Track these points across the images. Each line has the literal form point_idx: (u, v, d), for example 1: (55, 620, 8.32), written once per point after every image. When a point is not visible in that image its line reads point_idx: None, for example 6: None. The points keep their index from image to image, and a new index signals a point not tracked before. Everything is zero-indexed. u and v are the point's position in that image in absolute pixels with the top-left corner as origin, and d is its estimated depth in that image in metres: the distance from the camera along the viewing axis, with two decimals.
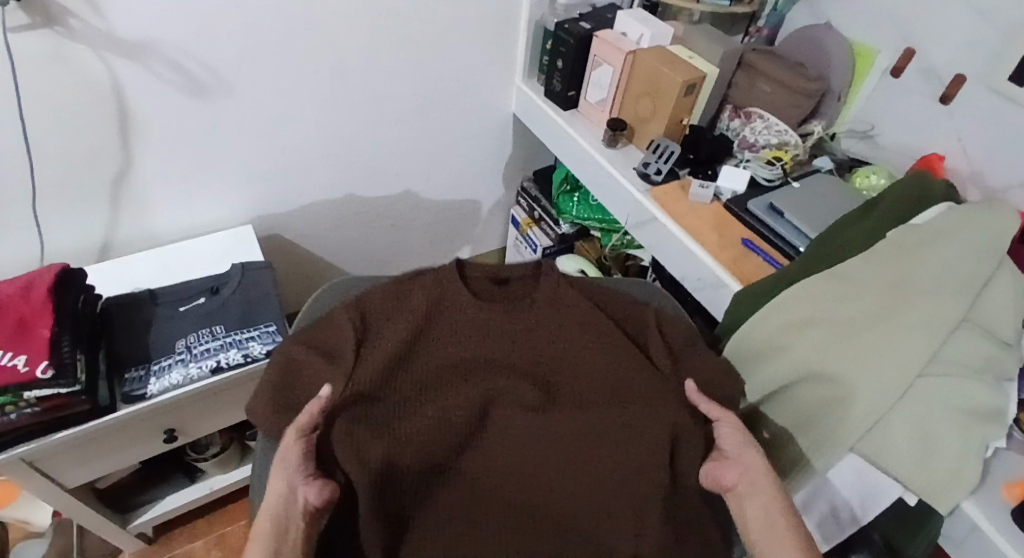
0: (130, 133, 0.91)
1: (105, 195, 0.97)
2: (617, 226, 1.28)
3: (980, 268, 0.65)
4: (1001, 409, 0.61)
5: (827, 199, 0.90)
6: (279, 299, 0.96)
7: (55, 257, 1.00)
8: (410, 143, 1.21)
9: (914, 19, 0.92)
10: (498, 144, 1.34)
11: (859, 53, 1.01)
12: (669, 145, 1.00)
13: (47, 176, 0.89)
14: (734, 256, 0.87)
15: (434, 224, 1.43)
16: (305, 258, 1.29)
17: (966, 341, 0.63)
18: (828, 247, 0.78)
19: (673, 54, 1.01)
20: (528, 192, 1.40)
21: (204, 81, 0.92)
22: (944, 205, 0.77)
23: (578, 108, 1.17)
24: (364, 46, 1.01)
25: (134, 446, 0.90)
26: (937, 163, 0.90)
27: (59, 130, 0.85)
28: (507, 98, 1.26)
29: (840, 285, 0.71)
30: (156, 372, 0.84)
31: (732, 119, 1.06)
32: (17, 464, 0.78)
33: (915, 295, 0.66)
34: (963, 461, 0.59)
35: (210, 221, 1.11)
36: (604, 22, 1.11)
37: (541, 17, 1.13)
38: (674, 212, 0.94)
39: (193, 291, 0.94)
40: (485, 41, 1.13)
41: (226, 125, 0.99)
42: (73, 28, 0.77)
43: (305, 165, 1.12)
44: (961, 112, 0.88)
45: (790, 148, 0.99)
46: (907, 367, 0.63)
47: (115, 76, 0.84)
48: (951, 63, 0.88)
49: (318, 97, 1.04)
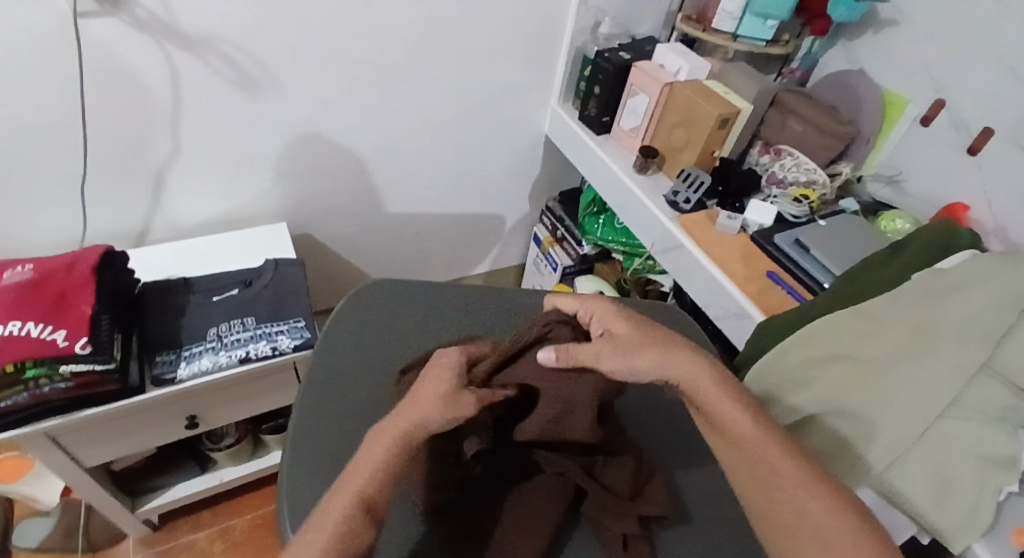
0: (180, 122, 0.94)
1: (151, 182, 1.00)
2: (640, 251, 1.30)
3: (1006, 315, 0.66)
4: (1019, 457, 0.61)
5: (851, 239, 0.92)
6: (309, 296, 0.97)
7: (94, 237, 1.02)
8: (444, 155, 1.24)
9: (945, 72, 0.95)
10: (529, 164, 1.37)
11: (891, 101, 1.03)
12: (699, 175, 1.02)
13: (96, 157, 0.92)
14: (758, 288, 0.89)
15: (458, 235, 1.45)
16: (331, 258, 1.32)
17: (988, 388, 0.63)
18: (852, 285, 0.80)
19: (709, 89, 1.04)
20: (553, 211, 1.43)
21: (257, 78, 0.95)
22: (969, 252, 0.78)
23: (611, 134, 1.20)
24: (413, 61, 1.05)
25: (157, 429, 0.91)
26: (961, 212, 0.91)
27: (115, 114, 0.89)
28: (542, 119, 1.29)
29: (862, 321, 0.72)
30: (186, 357, 0.86)
31: (762, 155, 1.09)
32: (41, 438, 0.80)
33: (941, 338, 0.67)
34: (976, 503, 0.60)
35: (246, 216, 1.14)
36: (644, 53, 1.14)
37: (582, 44, 1.16)
38: (700, 240, 0.96)
39: (227, 281, 0.96)
40: (526, 64, 1.17)
41: (273, 125, 1.03)
42: (139, 18, 0.81)
43: (343, 169, 1.16)
44: (988, 163, 0.90)
45: (818, 187, 1.02)
46: (926, 412, 0.63)
47: (174, 67, 0.88)
48: (979, 117, 0.91)
49: (362, 102, 1.07)
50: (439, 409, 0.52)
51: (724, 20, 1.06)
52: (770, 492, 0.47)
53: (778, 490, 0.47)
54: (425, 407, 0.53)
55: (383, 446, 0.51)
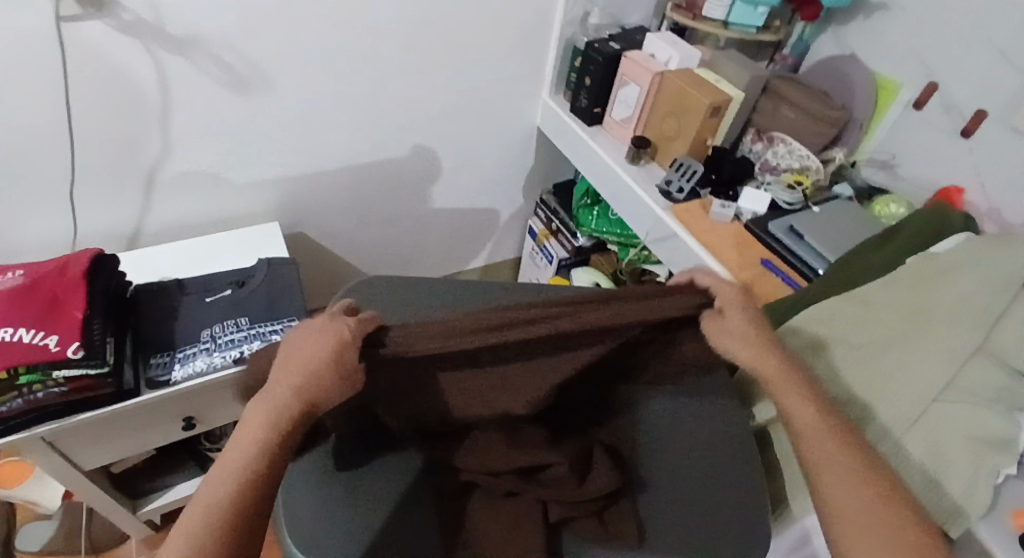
0: (169, 123, 0.94)
1: (141, 184, 0.99)
2: (635, 241, 1.29)
3: (996, 299, 0.66)
4: (1016, 439, 0.60)
5: (844, 225, 0.92)
6: (303, 294, 0.97)
7: (86, 241, 1.02)
8: (437, 150, 1.24)
9: (936, 55, 0.94)
10: (522, 157, 1.37)
11: (883, 85, 1.03)
12: (692, 164, 1.02)
13: (85, 161, 0.92)
14: (753, 276, 0.88)
15: (453, 230, 1.45)
16: (325, 256, 1.31)
17: (983, 370, 0.63)
18: (846, 271, 0.79)
19: (700, 77, 1.03)
20: (547, 204, 1.43)
21: (245, 78, 0.94)
22: (963, 235, 0.78)
23: (602, 124, 1.19)
24: (402, 57, 1.04)
25: (154, 431, 0.91)
26: (955, 196, 0.91)
27: (105, 117, 0.88)
28: (533, 112, 1.29)
29: (856, 306, 0.72)
30: (181, 358, 0.85)
31: (754, 142, 1.08)
32: (37, 443, 0.79)
33: (935, 322, 0.67)
34: (973, 485, 0.58)
35: (238, 216, 1.14)
36: (634, 42, 1.14)
37: (571, 35, 1.15)
38: (694, 229, 0.95)
39: (220, 282, 0.96)
40: (517, 56, 1.16)
41: (263, 124, 1.02)
42: (124, 20, 0.80)
43: (334, 167, 1.15)
44: (982, 146, 0.90)
45: (811, 173, 1.01)
46: (921, 395, 0.63)
47: (160, 68, 0.87)
48: (971, 100, 0.90)
49: (352, 99, 1.06)
50: (324, 370, 0.47)
51: (714, 7, 1.05)
52: (857, 494, 0.49)
53: (873, 494, 0.49)
54: (305, 360, 0.48)
55: (265, 429, 0.46)
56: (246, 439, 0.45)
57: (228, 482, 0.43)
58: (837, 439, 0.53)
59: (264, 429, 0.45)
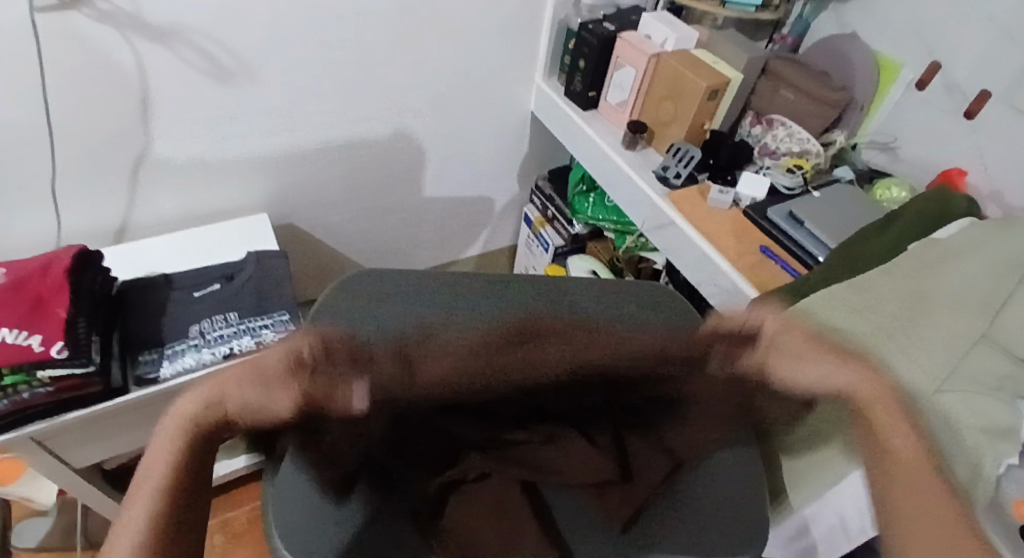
0: (152, 116, 0.91)
1: (126, 178, 0.97)
2: (631, 228, 1.27)
3: (1000, 287, 0.66)
4: (1019, 427, 0.61)
5: (844, 211, 0.90)
6: (294, 288, 0.96)
7: (72, 237, 1.00)
8: (429, 139, 1.21)
9: (940, 33, 0.91)
10: (516, 143, 1.34)
11: (884, 65, 1.00)
12: (690, 149, 0.99)
13: (67, 156, 0.89)
14: (751, 264, 0.87)
15: (448, 220, 1.43)
16: (318, 248, 1.29)
17: (986, 359, 0.62)
18: (846, 259, 0.77)
19: (697, 59, 1.00)
20: (542, 191, 1.40)
21: (229, 67, 0.92)
22: (966, 220, 0.76)
23: (597, 109, 1.17)
24: (391, 44, 1.01)
25: (146, 429, 0.90)
26: (958, 178, 0.89)
27: (87, 111, 0.86)
28: (527, 97, 1.26)
29: (858, 293, 0.69)
30: (169, 355, 0.84)
31: (753, 126, 1.06)
32: (27, 444, 0.78)
33: (938, 309, 0.65)
34: (978, 476, 0.59)
35: (227, 209, 1.11)
36: (629, 23, 1.10)
37: (565, 16, 1.12)
38: (691, 216, 0.93)
39: (208, 276, 0.94)
40: (510, 40, 1.13)
41: (250, 114, 0.99)
42: (102, 10, 0.77)
43: (324, 157, 1.13)
44: (984, 127, 0.87)
45: (811, 157, 0.99)
46: (925, 387, 0.61)
47: (141, 59, 0.84)
48: (973, 80, 0.88)
49: (339, 86, 1.03)
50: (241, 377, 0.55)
51: None
52: (927, 513, 0.54)
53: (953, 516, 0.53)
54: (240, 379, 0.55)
55: (175, 433, 0.52)
56: (162, 443, 0.52)
57: (147, 492, 0.49)
58: (938, 481, 0.56)
59: (179, 433, 0.52)
